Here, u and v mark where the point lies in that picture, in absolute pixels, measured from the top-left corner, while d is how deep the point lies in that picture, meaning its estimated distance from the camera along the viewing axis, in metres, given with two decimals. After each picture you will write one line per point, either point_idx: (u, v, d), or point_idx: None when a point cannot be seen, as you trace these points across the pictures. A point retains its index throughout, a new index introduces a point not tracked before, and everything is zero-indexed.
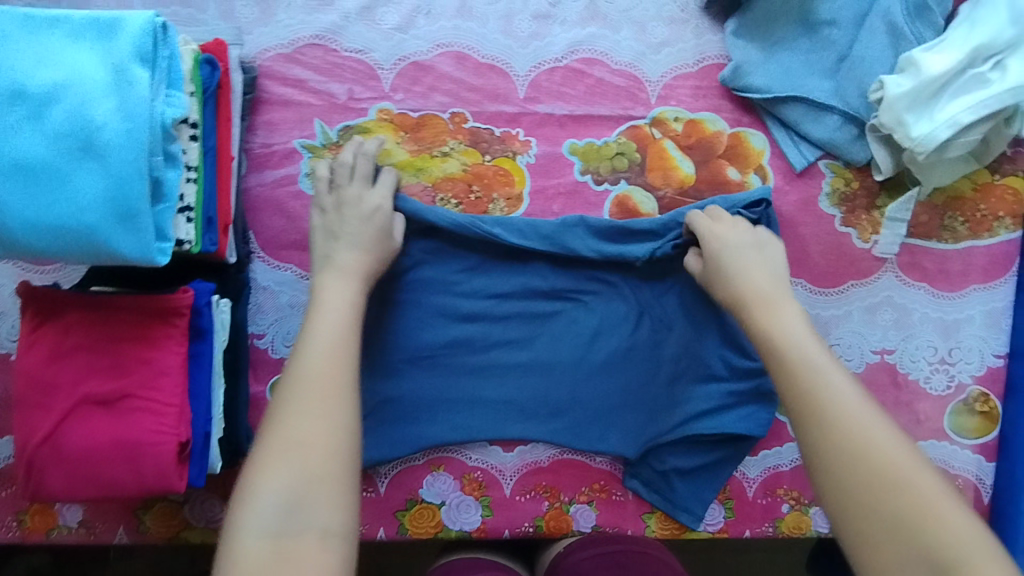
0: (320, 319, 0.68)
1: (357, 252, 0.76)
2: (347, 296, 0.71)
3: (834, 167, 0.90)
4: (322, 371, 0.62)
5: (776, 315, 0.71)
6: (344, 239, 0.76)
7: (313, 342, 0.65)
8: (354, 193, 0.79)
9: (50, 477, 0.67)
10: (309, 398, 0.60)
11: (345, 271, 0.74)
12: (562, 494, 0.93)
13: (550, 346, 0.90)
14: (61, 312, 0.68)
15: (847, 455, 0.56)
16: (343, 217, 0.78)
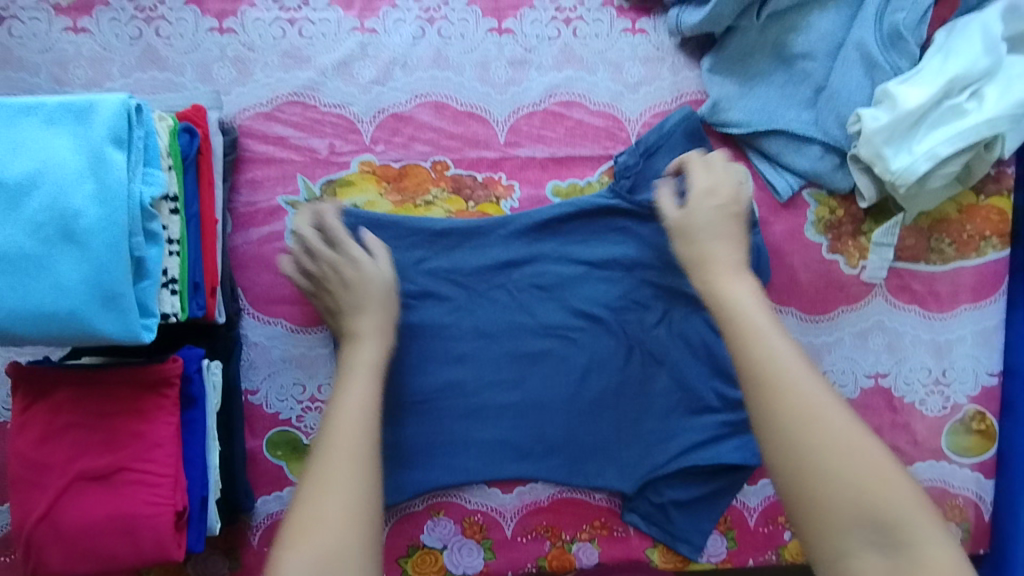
0: (349, 380, 0.64)
1: (365, 315, 0.72)
2: (373, 358, 0.68)
3: (818, 196, 0.91)
4: (345, 436, 0.58)
5: (716, 273, 0.64)
6: (348, 309, 0.73)
7: (339, 405, 0.61)
8: (332, 261, 0.76)
9: (48, 555, 0.67)
10: (330, 470, 0.55)
11: (365, 335, 0.71)
12: (563, 533, 0.93)
13: (541, 386, 0.90)
14: (53, 390, 0.69)
15: (803, 422, 0.51)
16: (338, 293, 0.74)
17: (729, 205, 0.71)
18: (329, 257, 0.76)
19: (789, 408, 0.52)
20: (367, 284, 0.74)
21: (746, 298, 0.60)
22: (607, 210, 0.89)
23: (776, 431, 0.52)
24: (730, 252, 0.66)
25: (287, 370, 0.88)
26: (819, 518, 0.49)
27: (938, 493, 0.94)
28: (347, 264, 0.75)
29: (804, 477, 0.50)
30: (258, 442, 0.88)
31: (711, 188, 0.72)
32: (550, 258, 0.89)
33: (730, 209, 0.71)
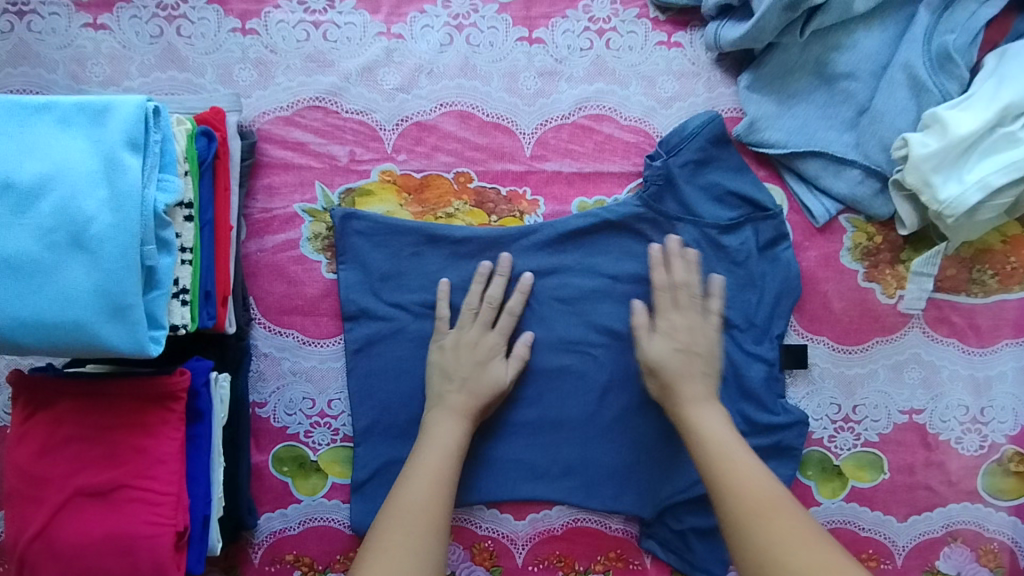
0: (422, 454, 0.72)
1: (466, 396, 0.77)
2: (456, 434, 0.74)
3: (855, 221, 0.87)
4: (426, 502, 0.67)
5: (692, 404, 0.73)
6: (461, 382, 0.77)
7: (417, 473, 0.70)
8: (474, 335, 0.80)
9: (42, 574, 0.64)
10: (406, 537, 0.64)
11: (457, 413, 0.76)
12: (576, 564, 0.89)
13: (559, 410, 0.86)
14: (54, 401, 0.66)
15: (758, 519, 0.60)
16: (462, 363, 0.78)
17: (688, 344, 0.77)
18: (477, 327, 0.80)
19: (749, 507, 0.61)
20: (484, 379, 0.78)
21: (722, 432, 0.70)
22: (635, 226, 0.85)
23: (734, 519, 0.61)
24: (701, 381, 0.75)
25: (297, 383, 0.85)
26: None
27: (972, 537, 0.90)
28: (471, 343, 0.79)
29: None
30: (264, 456, 0.85)
31: (675, 322, 0.78)
32: (574, 276, 0.85)
33: (691, 346, 0.76)
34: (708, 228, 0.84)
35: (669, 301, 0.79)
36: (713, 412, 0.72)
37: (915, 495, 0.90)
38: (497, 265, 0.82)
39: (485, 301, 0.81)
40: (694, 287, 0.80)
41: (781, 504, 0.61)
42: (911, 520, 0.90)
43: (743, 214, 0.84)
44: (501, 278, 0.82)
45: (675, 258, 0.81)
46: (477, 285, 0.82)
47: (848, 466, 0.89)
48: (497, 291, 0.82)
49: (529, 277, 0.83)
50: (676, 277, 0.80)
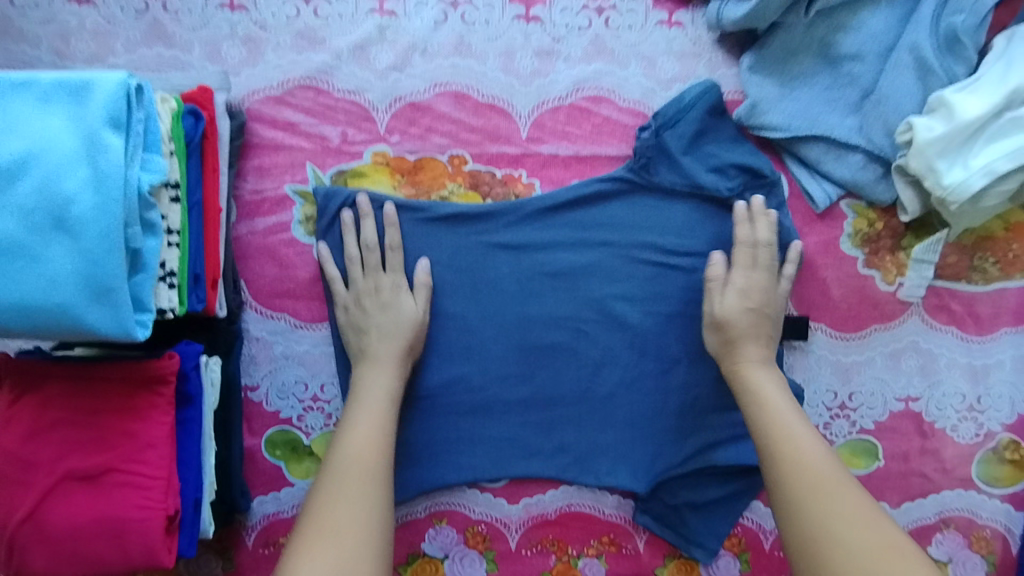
0: (358, 407, 0.73)
1: (386, 341, 0.78)
2: (386, 385, 0.76)
3: (856, 207, 0.86)
4: (361, 456, 0.68)
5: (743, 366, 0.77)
6: (375, 329, 0.79)
7: (354, 429, 0.71)
8: (371, 281, 0.81)
9: (31, 557, 0.63)
10: (344, 488, 0.65)
11: (382, 362, 0.77)
12: (569, 548, 0.89)
13: (552, 388, 0.86)
14: (41, 384, 0.65)
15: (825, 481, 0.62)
16: (370, 314, 0.79)
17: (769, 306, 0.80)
18: (370, 275, 0.81)
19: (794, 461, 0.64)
20: (396, 316, 0.80)
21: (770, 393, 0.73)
22: (621, 194, 0.85)
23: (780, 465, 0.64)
24: (764, 343, 0.78)
25: (289, 367, 0.85)
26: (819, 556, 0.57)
27: (965, 524, 0.90)
28: (372, 290, 0.80)
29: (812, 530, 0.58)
30: (257, 440, 0.85)
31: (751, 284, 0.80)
32: (567, 255, 0.85)
33: (763, 308, 0.79)
34: (705, 195, 0.84)
35: (749, 262, 0.81)
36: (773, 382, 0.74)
37: (909, 483, 0.90)
38: (358, 209, 0.81)
39: (364, 246, 0.81)
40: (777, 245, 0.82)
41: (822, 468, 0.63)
42: (904, 507, 0.90)
43: (742, 182, 0.83)
44: (367, 219, 0.81)
45: (758, 217, 0.82)
46: (351, 233, 0.81)
47: (842, 453, 0.89)
48: (372, 232, 0.81)
49: (391, 209, 0.81)
50: (760, 235, 0.82)
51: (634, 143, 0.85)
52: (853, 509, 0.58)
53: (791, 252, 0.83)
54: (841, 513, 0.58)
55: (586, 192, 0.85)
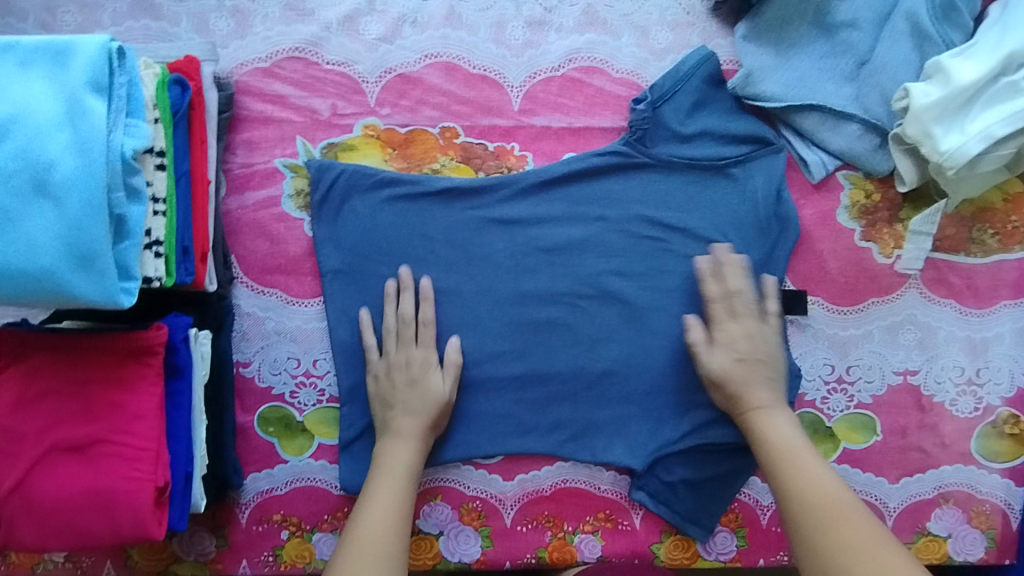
0: (376, 486, 0.76)
1: (412, 417, 0.80)
2: (408, 459, 0.78)
3: (853, 178, 0.85)
4: (375, 536, 0.71)
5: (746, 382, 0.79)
6: (401, 406, 0.80)
7: (371, 508, 0.74)
8: (404, 355, 0.82)
9: (19, 529, 0.63)
10: (363, 561, 0.68)
11: (405, 437, 0.79)
12: (565, 524, 0.89)
13: (547, 364, 0.86)
14: (26, 355, 0.64)
15: (825, 525, 0.66)
16: (399, 388, 0.81)
17: (762, 352, 0.80)
18: (402, 348, 0.82)
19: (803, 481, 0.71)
20: (424, 395, 0.81)
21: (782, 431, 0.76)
22: (619, 168, 0.85)
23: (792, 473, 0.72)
24: (766, 387, 0.79)
25: (281, 343, 0.85)
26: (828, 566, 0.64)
27: (964, 499, 0.90)
28: (402, 362, 0.82)
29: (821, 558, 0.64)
30: (250, 416, 0.85)
31: (743, 330, 0.80)
32: (560, 228, 0.85)
33: (753, 355, 0.79)
34: (702, 165, 0.84)
35: (726, 313, 0.81)
36: (782, 418, 0.77)
37: (908, 457, 0.90)
38: (399, 280, 0.83)
39: (400, 319, 0.82)
40: (750, 294, 0.81)
41: (847, 508, 0.67)
42: (903, 482, 0.90)
43: (744, 151, 0.84)
44: (406, 293, 0.82)
45: (728, 269, 0.82)
46: (390, 305, 0.83)
47: (840, 428, 0.89)
48: (410, 306, 0.82)
49: (429, 284, 0.83)
50: (730, 286, 0.81)
51: (629, 115, 0.84)
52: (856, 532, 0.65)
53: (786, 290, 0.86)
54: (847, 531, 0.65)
55: (578, 165, 0.84)
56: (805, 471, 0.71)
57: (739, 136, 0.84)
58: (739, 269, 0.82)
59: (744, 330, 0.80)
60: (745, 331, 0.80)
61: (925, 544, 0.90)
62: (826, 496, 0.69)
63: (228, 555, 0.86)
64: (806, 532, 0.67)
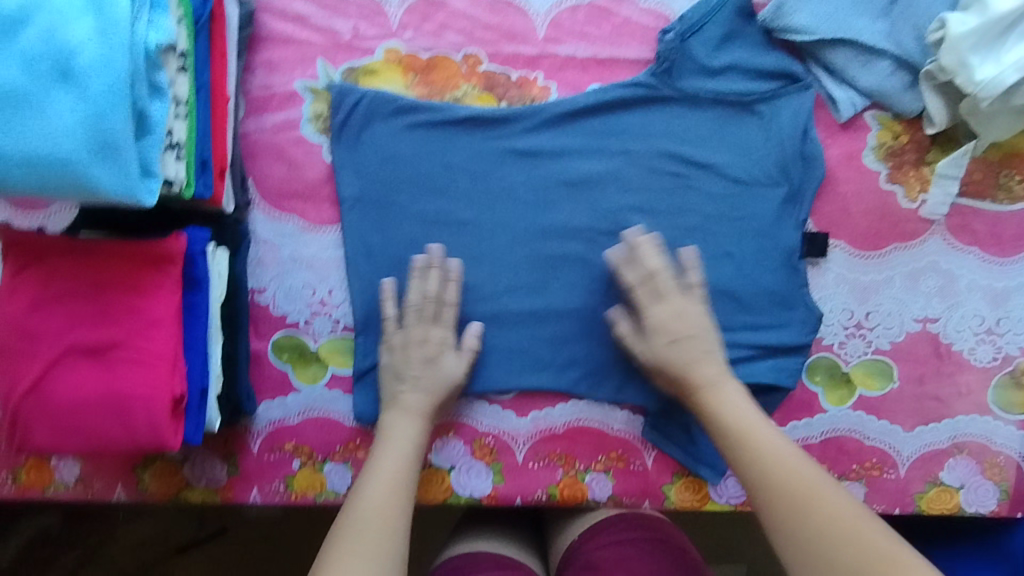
0: (376, 464, 0.73)
1: (423, 395, 0.79)
2: (414, 434, 0.76)
3: (881, 119, 0.84)
4: (381, 507, 0.68)
5: (687, 369, 0.77)
6: (412, 382, 0.79)
7: (373, 480, 0.71)
8: (421, 332, 0.81)
9: (35, 430, 0.62)
10: (369, 536, 0.65)
11: (412, 412, 0.78)
12: (577, 462, 0.89)
13: (564, 300, 0.85)
14: (45, 256, 0.63)
15: (796, 507, 0.63)
16: (413, 363, 0.80)
17: (695, 328, 0.78)
18: (421, 323, 0.81)
19: (763, 459, 0.67)
20: (436, 374, 0.80)
21: (734, 408, 0.73)
22: (645, 101, 0.84)
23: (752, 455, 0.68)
24: (707, 365, 0.77)
25: (298, 270, 0.84)
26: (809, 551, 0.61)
27: (978, 450, 0.89)
28: (420, 338, 0.81)
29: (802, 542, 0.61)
30: (264, 343, 0.85)
31: (681, 306, 0.79)
32: (582, 161, 0.84)
33: (686, 333, 0.78)
34: (728, 100, 0.83)
35: (651, 296, 0.79)
36: (731, 393, 0.75)
37: (923, 406, 0.89)
38: (429, 255, 0.81)
39: (426, 293, 0.81)
40: (666, 272, 0.80)
41: (815, 482, 0.64)
42: (917, 431, 0.90)
43: (772, 87, 0.83)
44: (437, 272, 0.81)
45: (642, 250, 0.80)
46: (416, 280, 0.81)
47: (857, 374, 0.89)
48: (437, 284, 0.81)
49: (457, 263, 0.82)
50: (649, 267, 0.80)
51: (656, 46, 0.84)
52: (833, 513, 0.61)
53: (689, 259, 0.80)
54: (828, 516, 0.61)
55: (604, 95, 0.84)
56: (761, 447, 0.68)
57: (767, 70, 0.83)
58: (653, 249, 0.80)
59: (661, 308, 0.79)
60: (676, 309, 0.79)
61: (936, 495, 0.89)
62: (792, 474, 0.65)
63: (238, 483, 0.86)
64: (776, 512, 0.64)
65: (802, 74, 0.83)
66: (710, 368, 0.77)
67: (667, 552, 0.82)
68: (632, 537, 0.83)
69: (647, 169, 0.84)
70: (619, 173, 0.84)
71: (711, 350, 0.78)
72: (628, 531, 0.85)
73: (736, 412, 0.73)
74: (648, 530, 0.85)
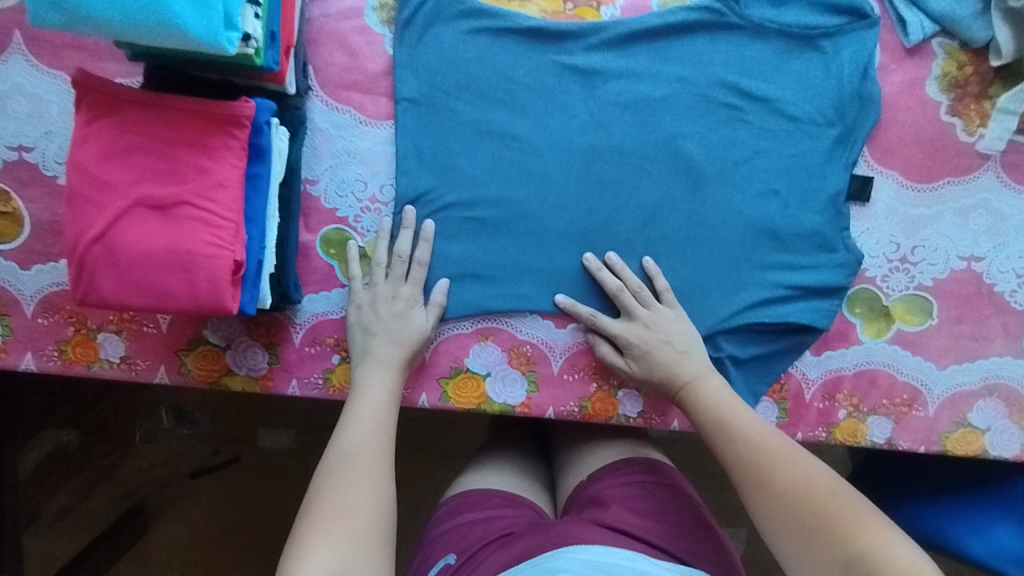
0: (358, 407, 0.75)
1: (394, 346, 0.80)
2: (388, 383, 0.78)
3: (947, 48, 0.84)
4: (364, 449, 0.71)
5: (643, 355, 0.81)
6: (384, 334, 0.80)
7: (357, 424, 0.73)
8: (389, 289, 0.82)
9: (101, 279, 0.63)
10: (353, 472, 0.68)
11: (385, 363, 0.79)
12: (611, 378, 0.89)
13: (612, 215, 0.85)
14: (117, 107, 0.63)
15: (762, 470, 0.68)
16: (383, 318, 0.81)
17: (671, 334, 0.81)
18: (391, 282, 0.82)
19: (732, 431, 0.73)
20: (407, 327, 0.81)
21: (713, 388, 0.78)
22: (709, 27, 0.83)
23: (726, 428, 0.73)
24: (662, 350, 0.81)
25: (351, 164, 0.84)
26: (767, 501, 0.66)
27: (1010, 394, 0.89)
28: (389, 295, 0.82)
29: (761, 492, 0.67)
30: (312, 237, 0.85)
31: (653, 317, 0.82)
32: (640, 85, 0.83)
33: (663, 338, 0.81)
34: (792, 33, 0.83)
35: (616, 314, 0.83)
36: (712, 379, 0.79)
37: (960, 346, 0.88)
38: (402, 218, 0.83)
39: (394, 254, 0.83)
40: (633, 284, 0.83)
41: (781, 450, 0.69)
42: (950, 369, 0.88)
43: (839, 22, 0.83)
44: (408, 232, 0.83)
45: (601, 275, 0.83)
46: (384, 240, 0.83)
47: (896, 309, 0.88)
48: (407, 244, 0.82)
49: (413, 213, 0.83)
50: (622, 283, 0.83)
51: None
52: (793, 474, 0.66)
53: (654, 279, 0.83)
54: (789, 476, 0.66)
55: (669, 20, 0.83)
56: (735, 422, 0.73)
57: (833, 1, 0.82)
58: (614, 268, 0.84)
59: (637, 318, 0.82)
60: (655, 318, 0.82)
61: (960, 436, 0.88)
62: (759, 443, 0.70)
63: (279, 373, 0.86)
64: (746, 480, 0.69)
65: (871, 11, 0.83)
66: (675, 354, 0.80)
67: (669, 496, 0.85)
68: (636, 480, 0.87)
69: (704, 99, 0.83)
70: (676, 99, 0.83)
71: (677, 343, 0.81)
72: (633, 474, 0.88)
73: (713, 393, 0.78)
74: (655, 473, 0.88)
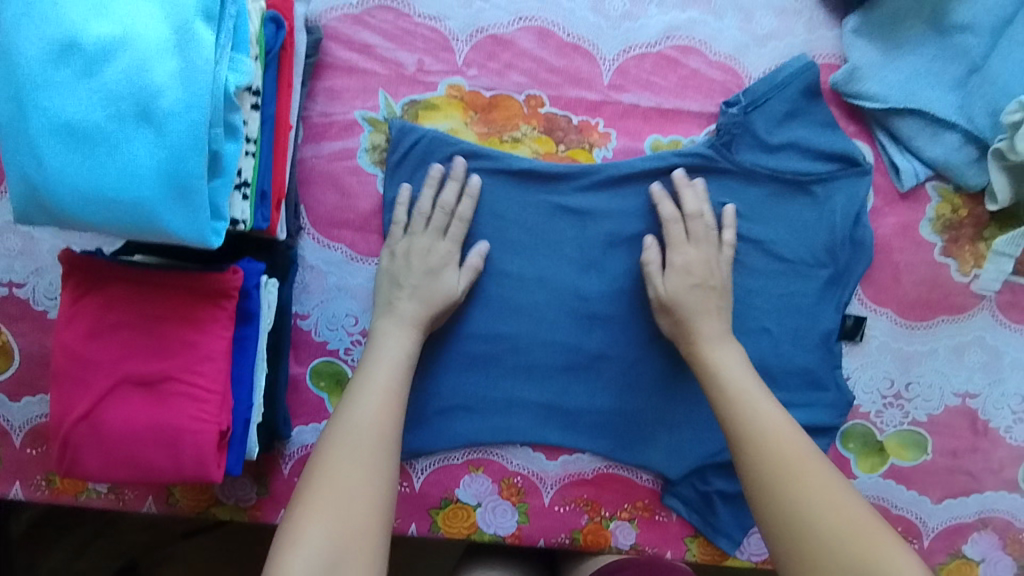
0: (366, 376, 0.69)
1: (417, 305, 0.76)
2: (407, 346, 0.73)
3: (942, 190, 0.84)
4: (373, 424, 0.64)
5: (692, 318, 0.75)
6: (411, 288, 0.76)
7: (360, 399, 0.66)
8: (427, 242, 0.78)
9: (86, 455, 0.63)
10: (357, 448, 0.62)
11: (406, 321, 0.75)
12: (603, 509, 0.87)
13: (603, 349, 0.85)
14: (106, 284, 0.64)
15: (787, 480, 0.58)
16: (414, 269, 0.77)
17: (715, 284, 0.77)
18: (431, 233, 0.79)
19: (755, 426, 0.63)
20: (437, 287, 0.77)
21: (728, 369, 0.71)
22: (700, 172, 0.83)
23: (750, 418, 0.64)
24: (717, 319, 0.76)
25: (341, 299, 0.83)
26: (795, 515, 0.56)
27: (1004, 527, 0.87)
28: (422, 249, 0.78)
29: (783, 500, 0.57)
30: (302, 369, 0.84)
31: (702, 257, 0.78)
32: (632, 225, 0.83)
33: (707, 282, 0.77)
34: (784, 178, 0.83)
35: (681, 234, 0.79)
36: (732, 353, 0.73)
37: (954, 479, 0.87)
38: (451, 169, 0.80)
39: (437, 206, 0.79)
40: (708, 218, 0.80)
41: (809, 458, 0.60)
42: (945, 502, 0.87)
43: (829, 169, 0.82)
44: (455, 184, 0.80)
45: (682, 189, 0.80)
46: (430, 189, 0.80)
47: (891, 444, 0.86)
48: (451, 195, 0.79)
49: (478, 182, 0.80)
50: (686, 208, 0.79)
51: (718, 117, 0.83)
52: (823, 490, 0.57)
53: (727, 217, 0.80)
54: (818, 494, 0.57)
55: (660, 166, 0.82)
56: (757, 410, 0.65)
57: (823, 146, 0.82)
58: (697, 192, 0.80)
59: (687, 251, 0.78)
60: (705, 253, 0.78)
61: (955, 567, 0.87)
62: (785, 444, 0.61)
63: (268, 503, 0.84)
64: (768, 479, 0.59)
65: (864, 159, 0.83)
66: (714, 325, 0.75)
67: None
68: None
69: None
70: None
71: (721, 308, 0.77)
72: None
73: (733, 378, 0.70)
74: None
